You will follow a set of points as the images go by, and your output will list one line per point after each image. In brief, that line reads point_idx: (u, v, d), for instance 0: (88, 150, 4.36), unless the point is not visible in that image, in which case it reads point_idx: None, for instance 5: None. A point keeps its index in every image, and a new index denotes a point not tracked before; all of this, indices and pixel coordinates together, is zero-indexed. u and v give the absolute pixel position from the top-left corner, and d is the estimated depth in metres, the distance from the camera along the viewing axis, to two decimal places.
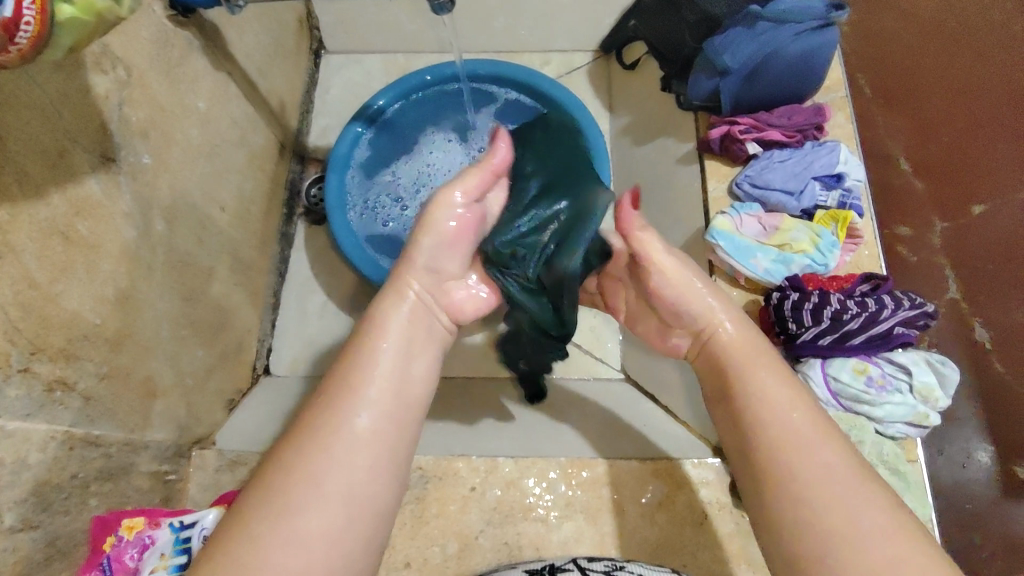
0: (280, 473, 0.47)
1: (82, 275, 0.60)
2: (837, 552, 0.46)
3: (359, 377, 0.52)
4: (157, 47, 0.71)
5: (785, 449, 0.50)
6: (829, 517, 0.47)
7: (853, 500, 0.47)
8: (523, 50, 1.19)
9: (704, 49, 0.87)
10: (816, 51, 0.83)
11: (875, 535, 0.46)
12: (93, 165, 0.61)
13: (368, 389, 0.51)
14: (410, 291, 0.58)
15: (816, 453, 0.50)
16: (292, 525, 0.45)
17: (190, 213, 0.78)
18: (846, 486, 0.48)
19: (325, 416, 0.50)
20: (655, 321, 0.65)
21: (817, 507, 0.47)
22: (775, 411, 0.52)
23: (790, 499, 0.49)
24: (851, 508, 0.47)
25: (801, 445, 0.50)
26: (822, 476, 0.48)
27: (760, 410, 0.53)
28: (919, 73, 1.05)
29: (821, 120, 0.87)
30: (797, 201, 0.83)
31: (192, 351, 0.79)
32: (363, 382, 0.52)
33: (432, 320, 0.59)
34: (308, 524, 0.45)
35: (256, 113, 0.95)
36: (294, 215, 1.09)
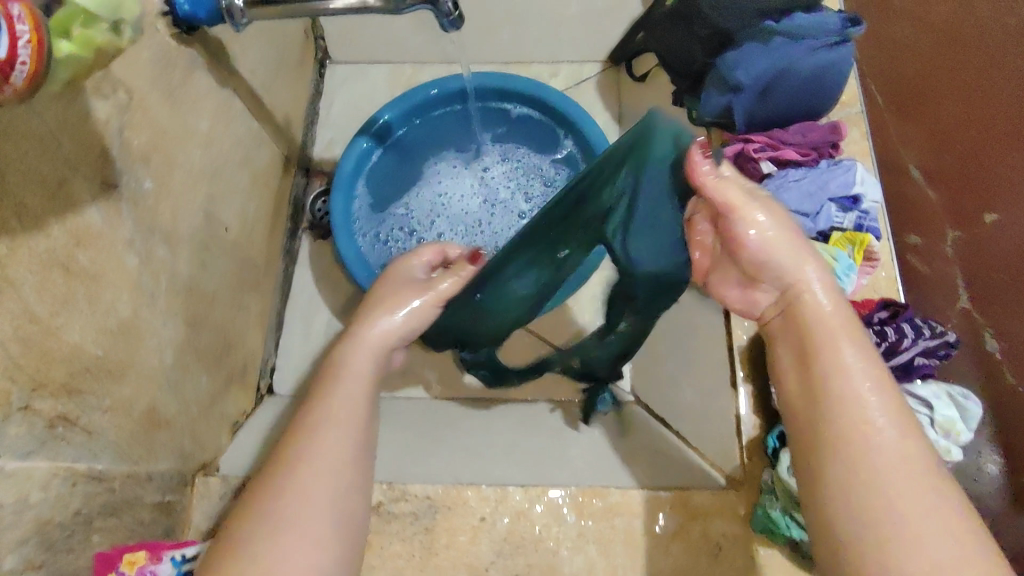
0: (260, 506, 0.52)
1: (84, 307, 0.59)
2: (901, 545, 0.44)
3: (321, 407, 0.58)
4: (159, 68, 0.69)
5: (856, 436, 0.48)
6: (900, 505, 0.45)
7: (918, 493, 0.46)
8: (530, 61, 1.17)
9: (715, 66, 0.85)
10: (832, 66, 0.80)
11: (939, 538, 0.44)
12: (94, 194, 0.60)
13: (320, 426, 0.56)
14: (363, 335, 0.64)
15: (882, 440, 0.48)
16: (266, 560, 0.49)
17: (192, 236, 0.77)
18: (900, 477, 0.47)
19: (289, 451, 0.55)
20: (733, 273, 0.57)
21: (877, 498, 0.46)
22: (849, 395, 0.50)
23: (861, 482, 0.47)
24: (916, 502, 0.45)
25: (869, 432, 0.48)
26: (892, 465, 0.47)
27: (835, 390, 0.50)
28: (933, 78, 1.00)
29: (837, 138, 0.84)
30: (813, 222, 0.81)
31: (194, 376, 0.78)
32: (314, 423, 0.57)
33: (388, 355, 0.65)
34: (279, 549, 0.50)
35: (261, 129, 0.94)
36: (299, 229, 1.07)
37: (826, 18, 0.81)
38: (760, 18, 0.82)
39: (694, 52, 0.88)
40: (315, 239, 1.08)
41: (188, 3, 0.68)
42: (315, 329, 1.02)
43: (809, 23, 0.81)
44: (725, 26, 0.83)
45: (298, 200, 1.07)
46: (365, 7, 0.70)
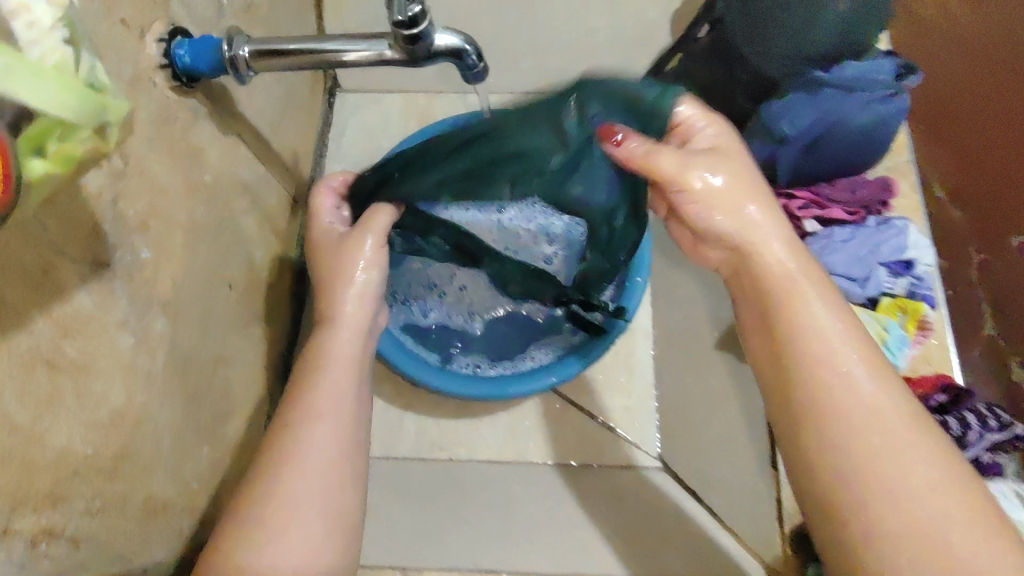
0: (281, 448, 0.60)
1: (73, 403, 0.53)
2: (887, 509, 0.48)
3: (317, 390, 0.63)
4: (158, 125, 0.64)
5: (824, 395, 0.53)
6: (874, 469, 0.49)
7: (893, 456, 0.50)
8: (551, 90, 1.08)
9: (759, 114, 0.78)
10: (885, 121, 0.75)
11: (919, 488, 0.48)
12: (83, 276, 0.54)
13: (320, 404, 0.62)
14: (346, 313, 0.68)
15: (859, 399, 0.53)
16: (290, 507, 0.57)
17: (194, 300, 0.71)
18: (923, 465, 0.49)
19: (301, 417, 0.61)
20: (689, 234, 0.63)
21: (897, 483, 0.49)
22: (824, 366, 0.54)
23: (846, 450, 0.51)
24: (895, 462, 0.50)
25: (847, 397, 0.52)
26: (864, 424, 0.51)
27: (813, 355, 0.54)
28: (957, 110, 1.17)
29: (889, 196, 0.80)
30: (861, 287, 0.75)
31: (195, 448, 0.73)
32: (315, 398, 0.62)
33: (358, 351, 0.68)
34: (307, 491, 0.57)
35: (268, 172, 0.88)
36: (307, 272, 1.01)
37: (878, 63, 0.75)
38: (809, 66, 0.75)
39: (736, 96, 0.80)
40: (324, 281, 1.02)
41: (189, 55, 0.63)
42: None
43: (862, 71, 0.75)
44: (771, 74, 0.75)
45: (306, 240, 1.01)
46: (383, 58, 0.64)
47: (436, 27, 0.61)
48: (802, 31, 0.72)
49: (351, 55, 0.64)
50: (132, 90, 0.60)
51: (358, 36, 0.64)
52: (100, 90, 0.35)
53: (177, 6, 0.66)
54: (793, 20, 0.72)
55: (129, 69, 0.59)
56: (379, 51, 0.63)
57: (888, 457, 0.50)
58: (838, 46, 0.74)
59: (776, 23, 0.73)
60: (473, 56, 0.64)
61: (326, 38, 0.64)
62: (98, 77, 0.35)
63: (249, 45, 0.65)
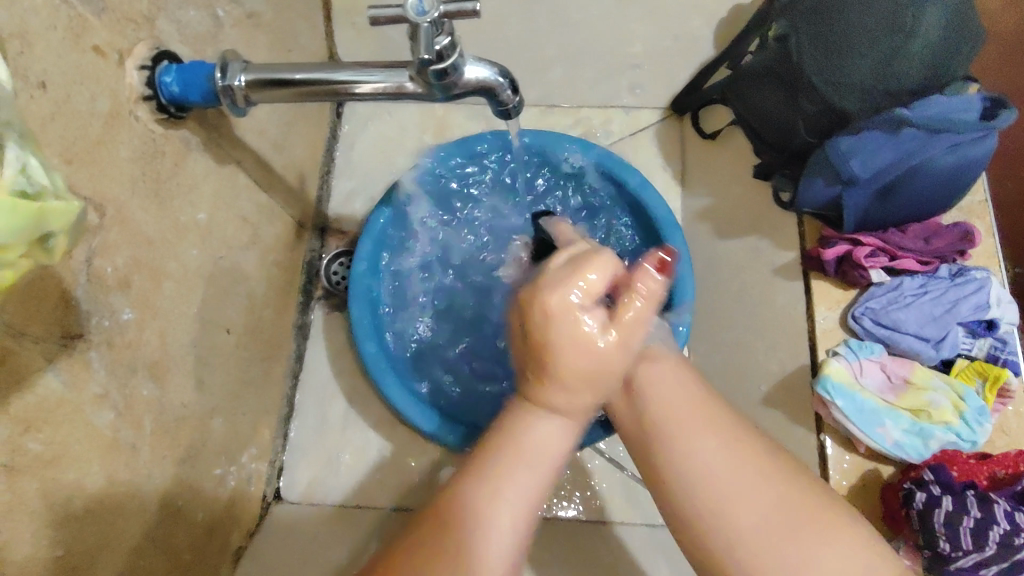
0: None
1: (35, 504, 0.45)
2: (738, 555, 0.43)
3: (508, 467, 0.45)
4: (142, 164, 0.55)
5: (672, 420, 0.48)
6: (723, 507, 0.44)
7: (739, 503, 0.44)
8: (580, 107, 0.95)
9: (824, 149, 0.71)
10: (968, 165, 0.68)
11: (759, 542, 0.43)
12: (53, 354, 0.46)
13: (472, 520, 0.44)
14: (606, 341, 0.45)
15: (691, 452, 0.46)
16: None
17: (187, 354, 0.63)
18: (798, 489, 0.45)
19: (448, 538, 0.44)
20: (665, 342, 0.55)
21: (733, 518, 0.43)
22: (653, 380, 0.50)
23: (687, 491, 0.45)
24: (741, 508, 0.44)
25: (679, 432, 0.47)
26: (712, 471, 0.45)
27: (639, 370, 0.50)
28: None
29: (967, 246, 0.72)
30: (935, 348, 0.68)
31: (189, 517, 0.64)
32: (468, 503, 0.44)
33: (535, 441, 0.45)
34: None
35: (271, 199, 0.79)
36: (312, 299, 0.93)
37: (968, 98, 0.66)
38: (889, 101, 0.68)
39: (796, 126, 0.75)
40: (330, 311, 0.93)
41: (177, 84, 0.55)
42: (331, 421, 0.89)
43: (949, 109, 0.66)
44: (844, 107, 0.70)
45: (312, 265, 0.92)
46: (402, 91, 0.55)
47: (464, 59, 0.53)
48: (883, 61, 0.67)
49: (364, 87, 0.55)
50: (109, 127, 0.51)
51: (370, 64, 0.55)
52: (39, 195, 0.34)
53: (164, 23, 0.57)
54: (873, 48, 0.67)
55: (105, 103, 0.51)
56: (398, 83, 0.54)
57: (734, 496, 0.44)
58: (924, 79, 0.67)
59: (852, 50, 0.68)
60: (508, 91, 0.56)
61: (337, 65, 0.55)
62: (35, 185, 0.34)
63: (246, 73, 0.56)
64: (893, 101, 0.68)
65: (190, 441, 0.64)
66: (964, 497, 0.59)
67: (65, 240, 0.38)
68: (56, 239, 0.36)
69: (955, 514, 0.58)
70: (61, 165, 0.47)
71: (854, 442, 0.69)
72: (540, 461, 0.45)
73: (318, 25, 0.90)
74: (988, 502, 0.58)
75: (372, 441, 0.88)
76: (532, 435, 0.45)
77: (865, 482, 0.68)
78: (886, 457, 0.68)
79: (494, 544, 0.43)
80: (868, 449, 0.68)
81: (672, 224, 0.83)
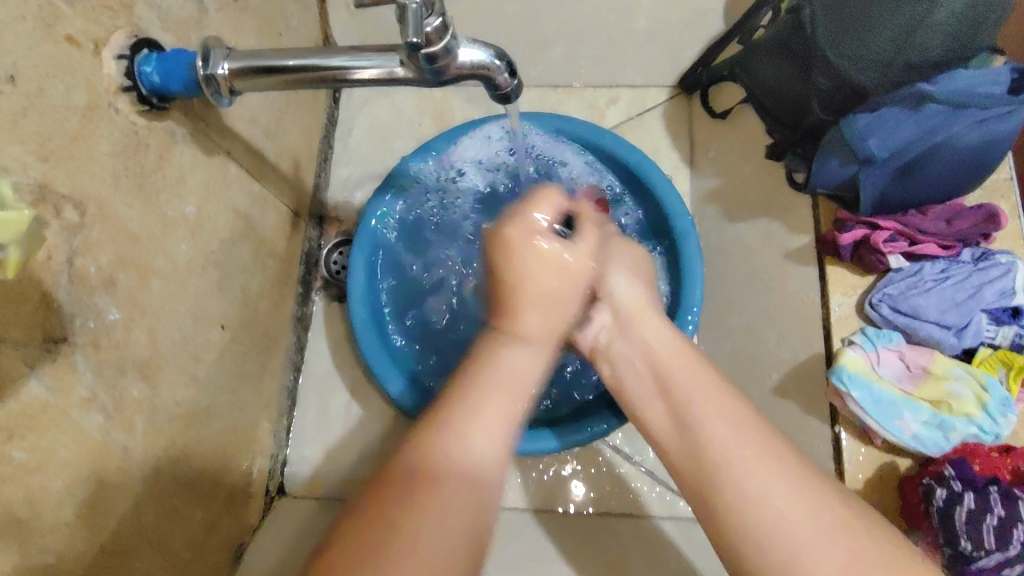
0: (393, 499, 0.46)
1: (22, 514, 0.44)
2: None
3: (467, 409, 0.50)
4: (122, 159, 0.53)
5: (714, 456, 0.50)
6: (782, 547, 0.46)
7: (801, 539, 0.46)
8: (585, 86, 0.94)
9: (839, 128, 0.67)
10: (996, 142, 0.65)
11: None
12: (35, 359, 0.45)
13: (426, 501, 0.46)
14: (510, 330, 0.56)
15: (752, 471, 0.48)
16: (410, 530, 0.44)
17: (179, 351, 0.61)
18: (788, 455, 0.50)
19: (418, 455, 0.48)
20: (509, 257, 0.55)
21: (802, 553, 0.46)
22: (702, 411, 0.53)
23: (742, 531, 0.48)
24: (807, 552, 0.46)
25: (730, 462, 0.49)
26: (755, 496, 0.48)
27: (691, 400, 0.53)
28: None
29: (992, 229, 0.68)
30: (956, 337, 0.65)
31: (186, 518, 0.63)
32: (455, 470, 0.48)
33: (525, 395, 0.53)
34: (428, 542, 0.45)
35: (264, 189, 0.77)
36: (312, 289, 0.91)
37: (996, 72, 0.63)
38: (909, 76, 0.65)
39: (809, 104, 0.71)
40: (331, 302, 0.91)
41: (157, 73, 0.53)
42: (332, 414, 0.87)
43: (974, 83, 0.63)
44: (861, 82, 0.66)
45: (311, 255, 0.90)
46: (394, 77, 0.52)
47: (458, 41, 0.50)
48: (902, 35, 0.63)
49: (362, 73, 0.52)
50: (86, 120, 0.49)
51: (367, 48, 0.52)
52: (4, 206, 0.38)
53: (144, 8, 0.54)
54: (893, 20, 0.64)
55: (82, 96, 0.48)
56: (389, 69, 0.52)
57: (749, 461, 0.49)
58: (947, 53, 0.63)
59: (871, 23, 0.65)
60: (505, 73, 0.53)
61: (331, 51, 0.52)
62: None
63: (229, 60, 0.53)
64: (914, 74, 0.65)
65: (186, 437, 0.63)
66: (986, 491, 0.57)
67: (21, 252, 0.39)
68: (7, 252, 0.38)
69: (979, 511, 0.56)
70: (36, 163, 0.44)
71: (870, 434, 0.66)
72: (514, 381, 0.51)
73: (311, 6, 0.87)
74: (1012, 498, 0.56)
75: (373, 431, 0.87)
76: (504, 366, 0.52)
77: (882, 474, 0.65)
78: (902, 450, 0.65)
79: (474, 449, 0.48)
80: (884, 441, 0.65)
81: (669, 187, 0.81)
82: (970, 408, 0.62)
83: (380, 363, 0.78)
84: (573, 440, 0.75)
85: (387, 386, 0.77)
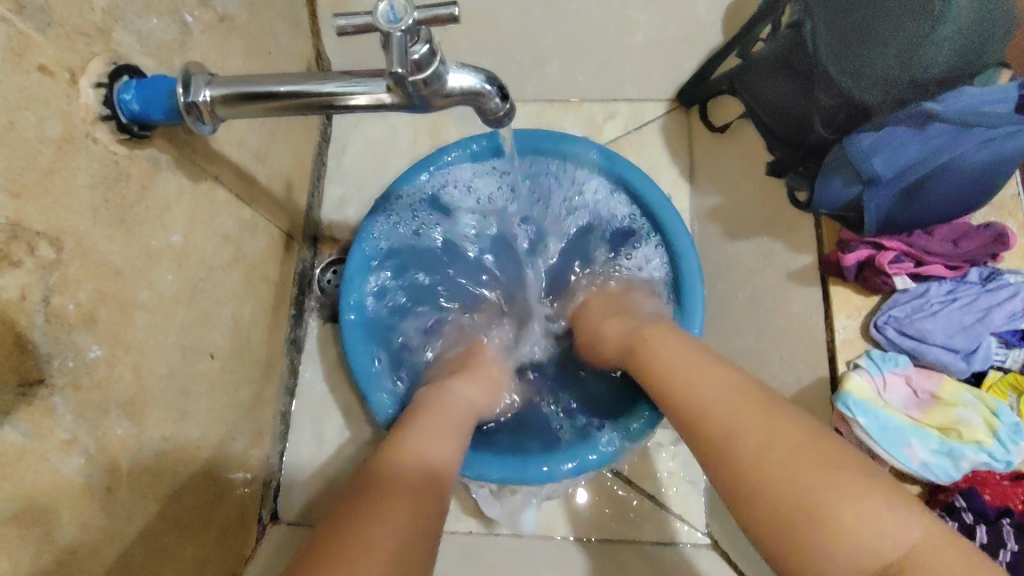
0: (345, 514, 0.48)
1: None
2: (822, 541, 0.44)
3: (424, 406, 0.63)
4: (103, 191, 0.51)
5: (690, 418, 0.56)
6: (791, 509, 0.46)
7: (797, 482, 0.46)
8: (581, 100, 0.94)
9: (843, 147, 0.66)
10: (1005, 161, 0.63)
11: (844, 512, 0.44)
12: (9, 405, 0.43)
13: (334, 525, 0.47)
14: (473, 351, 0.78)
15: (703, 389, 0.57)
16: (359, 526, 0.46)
17: (167, 382, 0.60)
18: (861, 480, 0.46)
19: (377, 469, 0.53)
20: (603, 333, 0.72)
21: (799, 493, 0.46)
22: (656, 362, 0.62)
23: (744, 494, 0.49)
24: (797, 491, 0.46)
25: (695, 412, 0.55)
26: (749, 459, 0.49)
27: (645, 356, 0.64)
28: None
29: (1000, 250, 0.66)
30: (965, 361, 0.63)
31: (176, 554, 0.61)
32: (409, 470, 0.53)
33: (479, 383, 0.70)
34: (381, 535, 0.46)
35: (254, 212, 0.75)
36: (305, 311, 0.89)
37: (1004, 90, 0.61)
38: (914, 93, 0.63)
39: (811, 121, 0.70)
40: (325, 323, 0.90)
41: (137, 101, 0.51)
42: (327, 438, 0.85)
43: (981, 101, 0.61)
44: (864, 99, 0.64)
45: (304, 277, 0.88)
46: (382, 104, 0.50)
47: (446, 65, 0.48)
48: (907, 51, 0.62)
49: (355, 100, 0.50)
50: (63, 153, 0.47)
51: (356, 73, 0.50)
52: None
53: (123, 33, 0.53)
54: (897, 36, 0.62)
55: (56, 127, 0.46)
56: (375, 94, 0.50)
57: (755, 453, 0.49)
58: (953, 68, 0.61)
59: (874, 40, 0.64)
60: (497, 98, 0.51)
61: (326, 76, 0.50)
62: None
63: (210, 87, 0.52)
64: (920, 92, 0.63)
65: (176, 470, 0.61)
66: (1000, 524, 0.57)
67: None
68: None
69: (992, 548, 0.56)
70: (8, 200, 0.43)
71: (877, 461, 0.64)
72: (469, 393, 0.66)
73: (301, 23, 0.85)
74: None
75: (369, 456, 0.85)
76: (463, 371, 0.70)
77: None
78: (911, 477, 0.63)
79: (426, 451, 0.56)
80: (891, 469, 0.63)
81: (667, 206, 0.81)
82: (981, 433, 0.60)
83: (376, 391, 0.76)
84: (580, 468, 0.73)
85: (378, 412, 0.75)
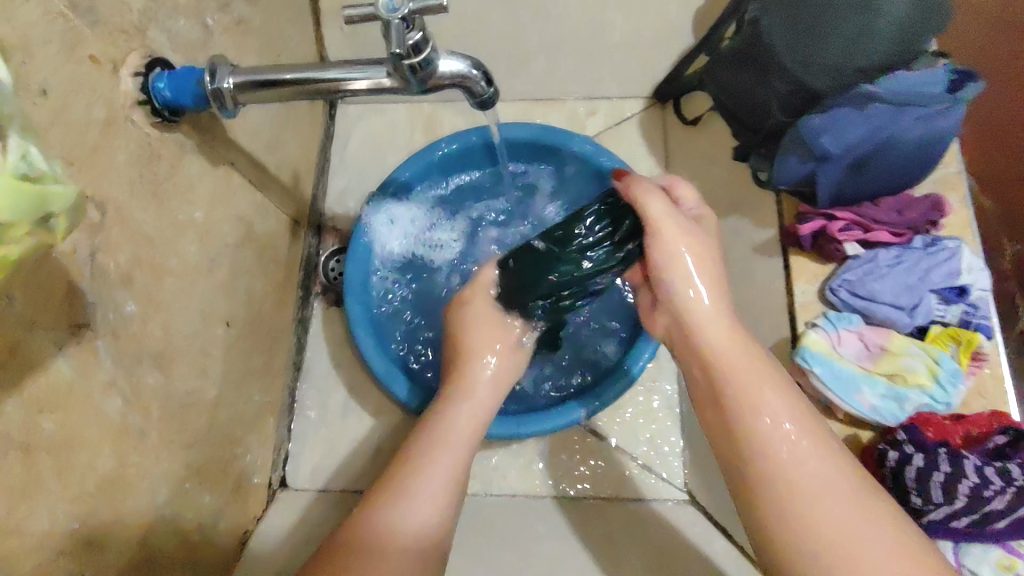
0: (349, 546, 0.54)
1: (52, 483, 0.49)
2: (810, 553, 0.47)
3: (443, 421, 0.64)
4: (138, 168, 0.58)
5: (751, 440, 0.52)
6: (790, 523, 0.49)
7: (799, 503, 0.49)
8: (563, 98, 1.03)
9: (797, 127, 0.74)
10: (941, 136, 0.71)
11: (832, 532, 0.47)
12: (62, 342, 0.50)
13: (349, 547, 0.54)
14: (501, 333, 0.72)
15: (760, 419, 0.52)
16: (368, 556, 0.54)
17: (191, 344, 0.66)
18: (839, 487, 0.49)
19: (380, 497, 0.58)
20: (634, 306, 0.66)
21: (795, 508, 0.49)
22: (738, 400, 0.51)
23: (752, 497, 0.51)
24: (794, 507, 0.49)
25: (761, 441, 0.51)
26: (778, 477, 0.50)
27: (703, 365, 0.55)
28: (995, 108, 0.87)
29: (938, 216, 0.74)
30: (909, 316, 0.70)
31: (197, 502, 0.67)
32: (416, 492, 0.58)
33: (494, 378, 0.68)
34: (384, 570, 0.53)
35: (266, 198, 0.83)
36: (311, 295, 0.96)
37: (934, 73, 0.69)
38: (859, 78, 0.70)
39: (770, 107, 0.78)
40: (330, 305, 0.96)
41: (169, 89, 0.58)
42: (331, 411, 0.92)
43: (915, 83, 0.68)
44: (814, 86, 0.72)
45: (310, 262, 0.96)
46: (382, 87, 0.58)
47: (438, 53, 0.56)
48: (851, 40, 0.69)
49: (356, 84, 0.58)
50: (106, 132, 0.54)
51: (358, 61, 0.58)
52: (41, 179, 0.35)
53: (156, 32, 0.60)
54: (841, 27, 0.69)
55: (101, 110, 0.54)
56: (376, 78, 0.57)
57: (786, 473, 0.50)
58: (890, 55, 0.69)
59: (819, 33, 0.71)
60: (482, 81, 0.59)
61: (326, 65, 0.58)
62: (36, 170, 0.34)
63: (233, 76, 0.59)
64: (862, 77, 0.70)
65: (198, 425, 0.67)
66: (936, 451, 0.61)
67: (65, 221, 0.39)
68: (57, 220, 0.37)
69: (926, 470, 0.61)
70: (62, 168, 0.50)
71: (832, 408, 0.70)
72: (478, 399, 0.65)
73: (308, 28, 0.93)
74: (958, 457, 0.60)
75: (370, 425, 0.91)
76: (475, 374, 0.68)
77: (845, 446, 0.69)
78: (862, 422, 0.69)
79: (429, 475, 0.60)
80: (845, 415, 0.70)
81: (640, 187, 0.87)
82: (924, 377, 0.67)
83: (379, 363, 0.83)
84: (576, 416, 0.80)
85: (383, 379, 0.82)
